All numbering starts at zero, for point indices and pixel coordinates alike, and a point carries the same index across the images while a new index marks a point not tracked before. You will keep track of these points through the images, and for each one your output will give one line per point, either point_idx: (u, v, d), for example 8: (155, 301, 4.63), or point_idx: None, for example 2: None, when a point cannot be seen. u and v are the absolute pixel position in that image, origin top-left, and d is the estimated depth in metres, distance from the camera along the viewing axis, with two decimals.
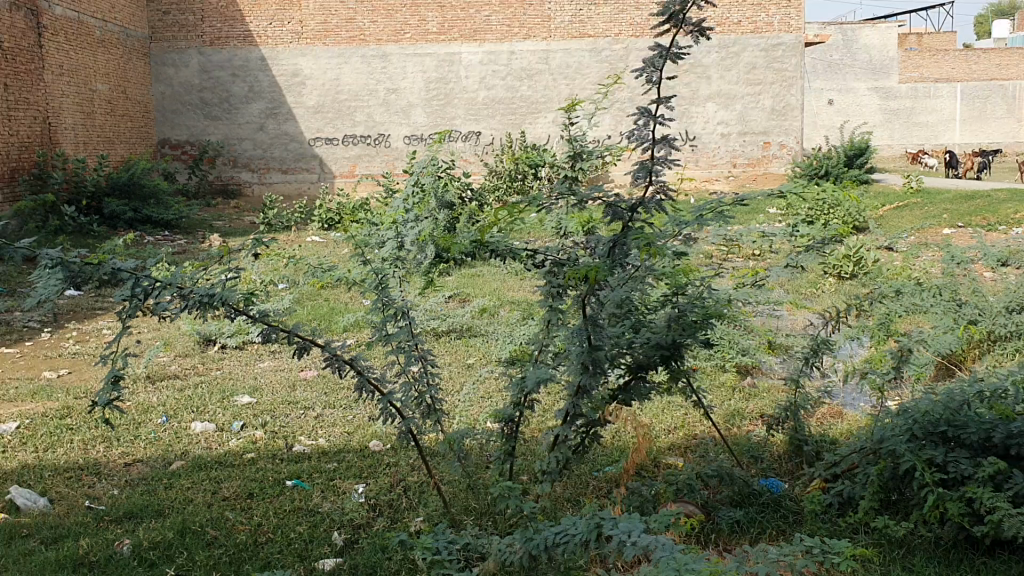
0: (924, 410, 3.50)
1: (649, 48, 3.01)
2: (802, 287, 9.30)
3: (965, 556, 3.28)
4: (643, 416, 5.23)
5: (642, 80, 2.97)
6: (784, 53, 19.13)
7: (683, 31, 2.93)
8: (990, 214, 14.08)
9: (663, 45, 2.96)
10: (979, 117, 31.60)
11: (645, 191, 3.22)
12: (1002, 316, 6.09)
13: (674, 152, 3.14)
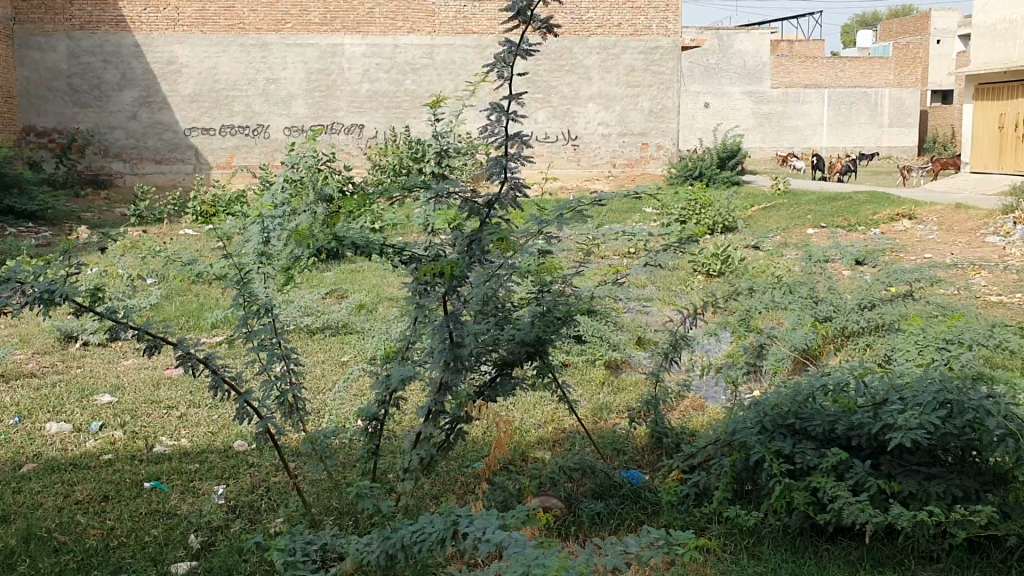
0: (772, 403, 3.67)
1: (499, 45, 3.12)
2: (672, 284, 9.64)
3: (810, 543, 3.45)
4: (513, 411, 5.28)
5: (494, 76, 3.08)
6: (662, 56, 19.61)
7: (532, 29, 3.05)
8: (851, 215, 14.80)
9: (513, 42, 3.07)
10: (844, 123, 33.09)
11: (500, 188, 3.29)
12: (855, 313, 6.42)
13: (527, 149, 3.23)
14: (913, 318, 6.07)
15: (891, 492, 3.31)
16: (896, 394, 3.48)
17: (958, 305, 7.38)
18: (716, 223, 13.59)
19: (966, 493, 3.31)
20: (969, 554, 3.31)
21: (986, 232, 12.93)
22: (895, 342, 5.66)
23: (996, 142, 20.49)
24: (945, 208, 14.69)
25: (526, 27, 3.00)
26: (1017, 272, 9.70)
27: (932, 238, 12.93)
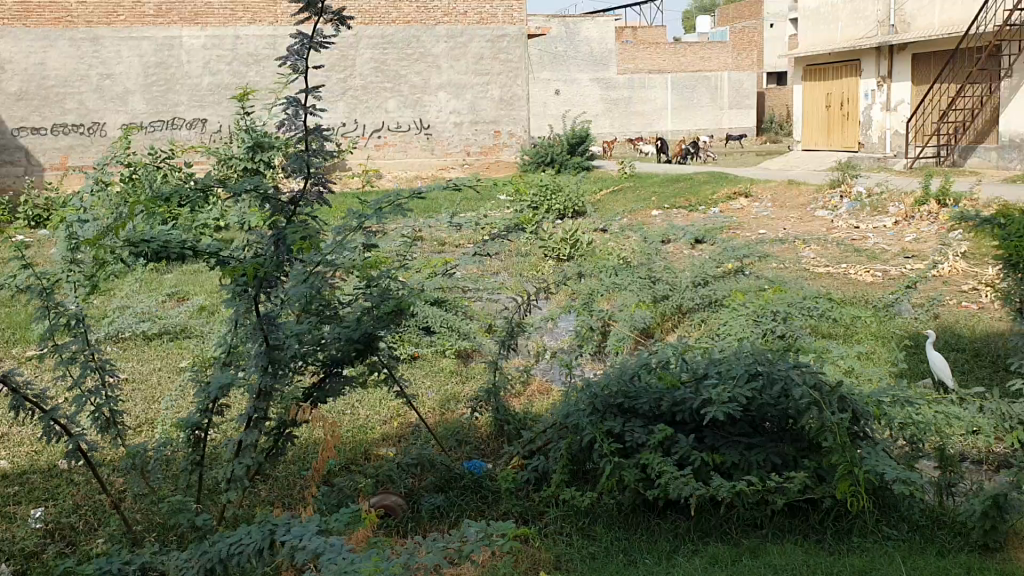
0: (602, 384, 3.75)
1: (291, 37, 3.10)
2: (523, 270, 9.74)
3: (643, 519, 3.56)
4: (357, 410, 5.19)
5: (287, 68, 3.07)
6: (507, 45, 19.75)
7: (323, 20, 3.04)
8: (693, 196, 15.28)
9: (306, 34, 3.06)
10: (687, 107, 34.10)
11: (303, 184, 3.23)
12: (690, 290, 6.66)
13: (327, 140, 3.20)
14: (741, 293, 6.38)
15: (715, 464, 3.46)
16: (715, 368, 3.63)
17: (786, 278, 7.79)
18: (568, 207, 13.81)
19: (784, 460, 3.49)
20: (790, 518, 3.49)
21: (815, 206, 13.63)
22: (724, 317, 5.94)
23: (823, 122, 21.65)
24: (778, 185, 15.38)
25: (319, 20, 3.01)
26: (842, 244, 10.32)
27: (767, 214, 13.53)
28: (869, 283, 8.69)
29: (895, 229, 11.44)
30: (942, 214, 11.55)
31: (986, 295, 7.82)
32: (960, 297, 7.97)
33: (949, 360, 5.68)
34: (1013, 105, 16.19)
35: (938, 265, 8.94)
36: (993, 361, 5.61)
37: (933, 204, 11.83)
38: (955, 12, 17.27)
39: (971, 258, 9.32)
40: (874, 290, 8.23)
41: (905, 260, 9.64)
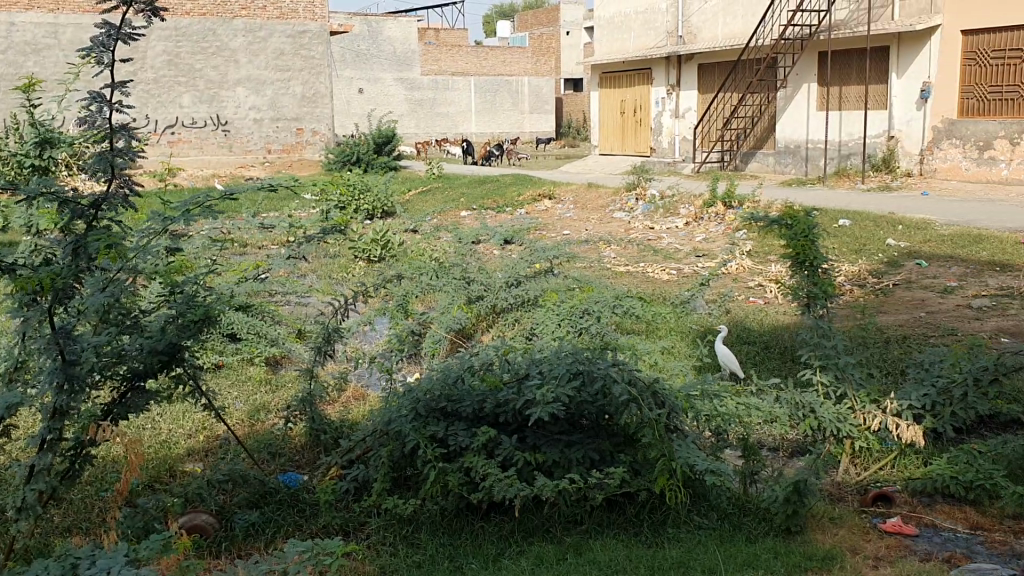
0: (424, 388, 3.70)
1: (95, 26, 2.87)
2: (332, 272, 9.55)
3: (466, 523, 3.54)
4: (159, 424, 4.88)
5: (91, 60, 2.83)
6: (309, 41, 20.91)
7: (133, 10, 2.83)
8: (500, 197, 15.53)
9: (113, 24, 2.84)
10: (489, 110, 34.78)
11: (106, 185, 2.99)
12: (503, 290, 6.73)
13: (134, 138, 2.97)
14: (552, 293, 6.52)
15: (537, 464, 3.49)
16: (536, 368, 3.66)
17: (591, 277, 8.04)
18: (376, 208, 13.71)
19: (602, 456, 3.57)
20: (608, 513, 3.57)
21: (614, 208, 14.15)
22: (537, 317, 6.03)
23: (618, 126, 22.54)
24: (580, 188, 15.86)
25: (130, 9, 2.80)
26: (641, 244, 10.77)
27: (570, 215, 13.92)
28: (666, 281, 9.09)
29: (687, 229, 12.05)
30: (728, 215, 12.28)
31: (770, 290, 8.36)
32: (747, 293, 8.48)
33: (742, 352, 6.02)
34: (788, 113, 17.45)
35: (728, 263, 9.47)
36: (781, 353, 6.00)
37: (720, 206, 12.54)
38: (737, 25, 18.42)
39: (755, 257, 9.95)
40: (671, 288, 8.63)
41: (698, 259, 10.17)
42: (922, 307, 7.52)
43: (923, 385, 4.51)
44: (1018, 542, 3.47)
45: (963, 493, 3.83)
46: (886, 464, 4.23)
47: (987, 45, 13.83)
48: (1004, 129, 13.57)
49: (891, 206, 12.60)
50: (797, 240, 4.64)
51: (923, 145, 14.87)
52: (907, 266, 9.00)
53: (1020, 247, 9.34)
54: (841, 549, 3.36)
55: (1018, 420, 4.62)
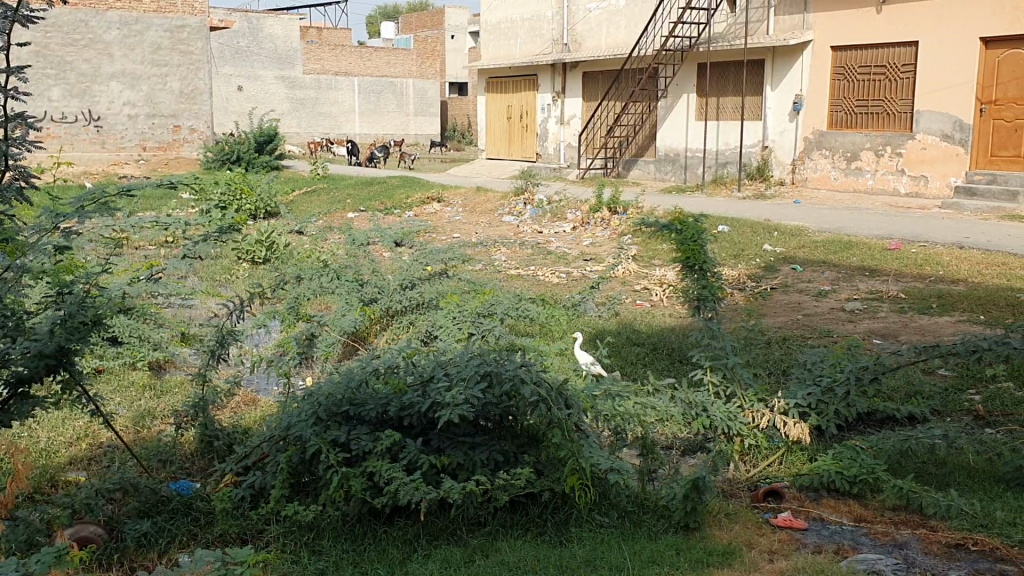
0: (325, 392, 3.63)
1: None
2: (215, 273, 9.30)
3: (369, 528, 3.48)
4: (36, 432, 4.64)
5: None
6: (189, 35, 20.73)
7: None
8: (387, 198, 15.43)
9: (11, 7, 2.68)
10: (373, 111, 34.43)
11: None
12: (397, 292, 6.70)
13: (29, 129, 2.81)
14: (448, 295, 6.53)
15: (442, 467, 3.48)
16: (441, 370, 3.64)
17: (482, 279, 8.08)
18: (258, 208, 13.45)
19: (506, 457, 3.58)
20: (512, 513, 3.58)
21: (502, 212, 14.23)
22: (434, 319, 6.03)
23: (504, 131, 22.72)
24: (467, 191, 15.90)
25: None
26: (531, 247, 10.87)
27: (458, 218, 13.94)
28: (555, 283, 9.19)
29: (574, 234, 12.21)
30: (613, 220, 12.52)
31: (656, 292, 8.56)
32: (635, 296, 8.66)
33: (633, 353, 6.15)
34: (668, 122, 17.94)
35: (615, 266, 9.65)
36: (669, 353, 6.16)
37: (605, 211, 12.77)
38: (620, 34, 18.80)
39: (640, 260, 10.18)
40: (561, 290, 8.74)
41: (585, 262, 10.34)
42: (799, 310, 7.83)
43: (807, 384, 4.71)
44: (900, 532, 3.66)
45: (848, 487, 4.01)
46: (774, 460, 4.39)
47: (853, 61, 14.53)
48: (870, 142, 14.28)
49: (767, 213, 13.10)
50: (687, 245, 4.77)
51: (796, 155, 15.52)
52: (783, 271, 9.37)
53: (887, 253, 9.84)
54: (737, 543, 3.47)
55: (894, 416, 4.88)
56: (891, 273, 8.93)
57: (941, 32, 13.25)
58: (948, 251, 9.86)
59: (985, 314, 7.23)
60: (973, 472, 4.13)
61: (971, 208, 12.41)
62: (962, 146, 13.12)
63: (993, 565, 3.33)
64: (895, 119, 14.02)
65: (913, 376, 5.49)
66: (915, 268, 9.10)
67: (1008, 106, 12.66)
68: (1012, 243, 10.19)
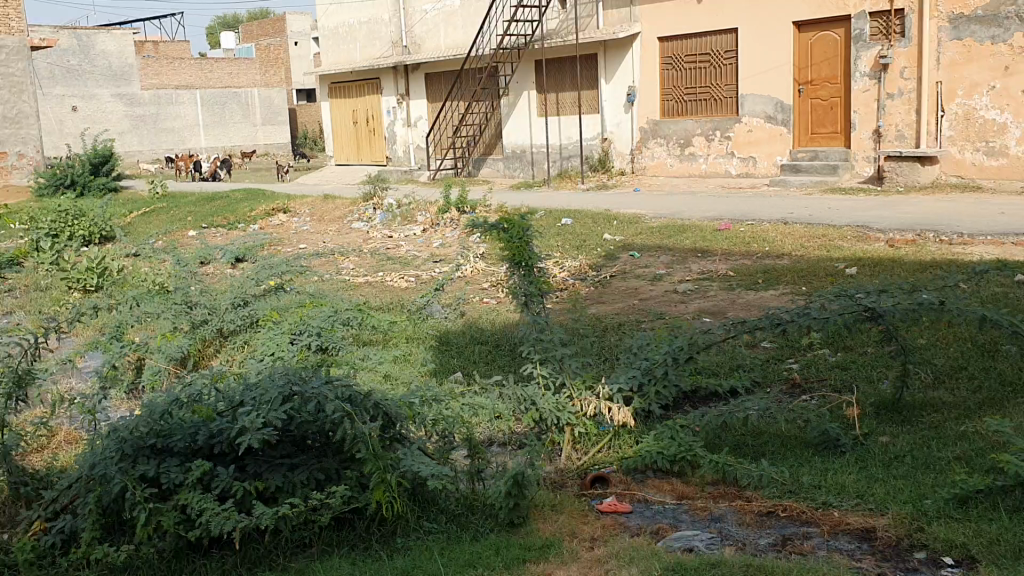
0: (128, 427, 3.46)
1: None
2: (43, 307, 8.80)
3: (187, 563, 3.38)
4: None
5: None
6: (8, 56, 19.59)
7: None
8: (230, 213, 14.98)
9: None
10: (219, 122, 33.26)
11: None
12: (230, 312, 6.52)
13: None
14: (278, 312, 6.42)
15: (257, 491, 3.40)
16: (249, 395, 3.53)
17: (321, 290, 7.94)
18: (92, 233, 12.78)
19: (326, 475, 3.53)
20: (336, 531, 3.53)
21: (351, 219, 14.03)
22: (261, 340, 5.91)
23: (351, 137, 22.50)
24: (314, 200, 15.66)
25: None
26: (376, 255, 10.77)
27: (305, 228, 13.69)
28: (402, 288, 9.14)
29: (423, 236, 12.18)
30: (462, 219, 12.57)
31: (500, 290, 8.61)
32: (480, 294, 8.69)
33: (473, 352, 6.16)
34: (511, 120, 18.12)
35: (462, 267, 9.64)
36: (509, 349, 6.19)
37: (455, 212, 12.82)
38: (457, 34, 18.86)
39: (487, 257, 10.23)
40: (406, 295, 8.69)
41: (433, 264, 10.30)
42: (636, 295, 8.03)
43: (631, 367, 4.79)
44: (716, 506, 3.79)
45: (669, 466, 4.12)
46: (603, 446, 4.46)
47: (680, 51, 15.03)
48: (700, 128, 14.78)
49: (608, 203, 13.39)
50: (513, 242, 4.77)
51: (633, 145, 15.92)
52: (622, 258, 9.58)
53: (718, 234, 10.21)
54: (559, 535, 3.51)
55: (716, 392, 5.07)
56: (721, 253, 9.28)
57: (754, 18, 13.88)
58: (774, 227, 10.31)
59: (806, 285, 7.58)
60: (786, 440, 4.34)
61: (796, 184, 13.00)
62: (784, 126, 13.74)
63: (798, 529, 3.50)
64: (721, 104, 14.56)
65: (734, 352, 5.70)
66: (743, 246, 9.48)
67: (823, 85, 13.32)
68: (832, 215, 10.74)
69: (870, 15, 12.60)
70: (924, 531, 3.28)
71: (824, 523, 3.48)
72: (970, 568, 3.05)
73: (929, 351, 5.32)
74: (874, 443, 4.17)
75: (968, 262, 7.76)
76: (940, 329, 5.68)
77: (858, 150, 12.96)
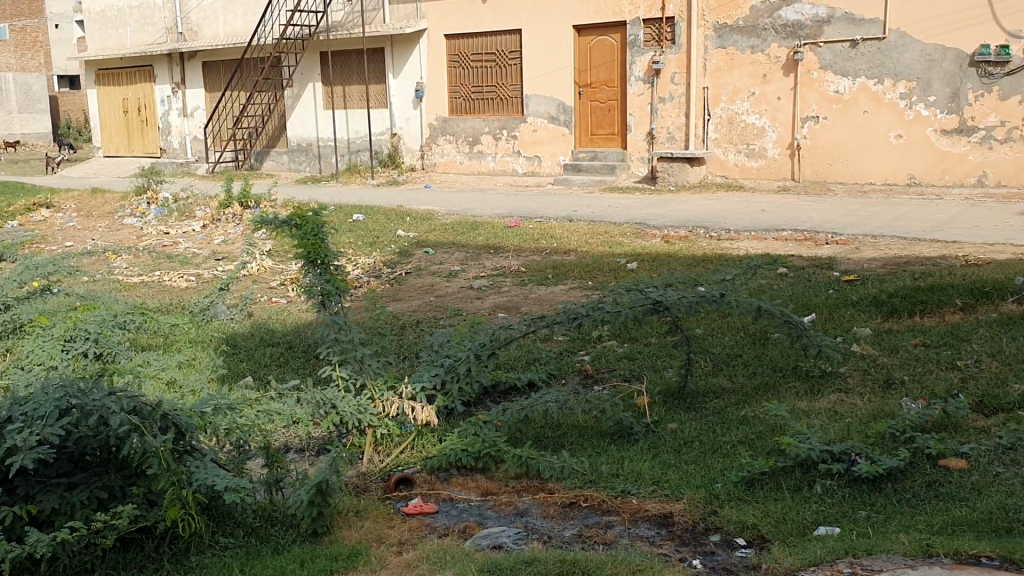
0: None
1: None
2: None
3: None
4: None
5: None
6: None
7: None
8: None
9: None
10: None
11: None
12: None
13: None
14: (45, 317, 5.91)
15: (30, 516, 3.10)
16: (19, 410, 3.20)
17: (93, 291, 7.36)
18: None
19: (110, 493, 3.27)
20: (122, 553, 3.28)
21: (124, 214, 13.15)
22: (26, 347, 5.41)
23: (121, 126, 21.10)
24: (82, 194, 14.58)
25: None
26: (153, 253, 10.15)
27: (72, 225, 12.70)
28: (183, 288, 8.65)
29: (205, 233, 11.61)
30: (246, 215, 12.07)
31: (291, 289, 8.34)
32: (269, 293, 8.38)
33: (265, 355, 5.93)
34: (296, 114, 17.63)
35: (248, 265, 9.24)
36: (303, 350, 6.01)
37: (237, 207, 12.28)
38: (237, 23, 18.12)
39: (276, 255, 9.89)
40: (190, 296, 8.24)
41: (216, 263, 9.82)
42: (431, 292, 8.01)
43: (433, 364, 4.77)
44: (520, 500, 3.83)
45: (473, 463, 4.13)
46: (405, 447, 4.40)
47: (466, 49, 15.16)
48: (487, 126, 14.97)
49: (399, 199, 13.32)
50: (307, 240, 4.56)
51: (422, 142, 15.91)
52: (416, 255, 9.53)
53: (509, 231, 10.36)
54: (366, 542, 3.43)
55: (515, 387, 5.14)
56: (512, 249, 9.43)
57: (537, 20, 14.22)
58: (561, 224, 10.61)
59: (594, 280, 7.84)
60: (584, 431, 4.46)
61: (578, 183, 13.45)
62: (565, 127, 14.18)
63: (600, 519, 3.59)
64: (506, 104, 14.83)
65: (530, 347, 5.80)
66: (533, 242, 9.67)
67: (602, 88, 13.86)
68: (614, 212, 11.19)
69: (644, 21, 13.23)
70: (717, 514, 3.45)
71: (624, 511, 3.59)
72: (761, 547, 3.24)
73: (708, 341, 5.63)
74: (665, 430, 4.36)
75: (738, 256, 8.29)
76: (717, 319, 6.03)
77: (633, 151, 13.60)
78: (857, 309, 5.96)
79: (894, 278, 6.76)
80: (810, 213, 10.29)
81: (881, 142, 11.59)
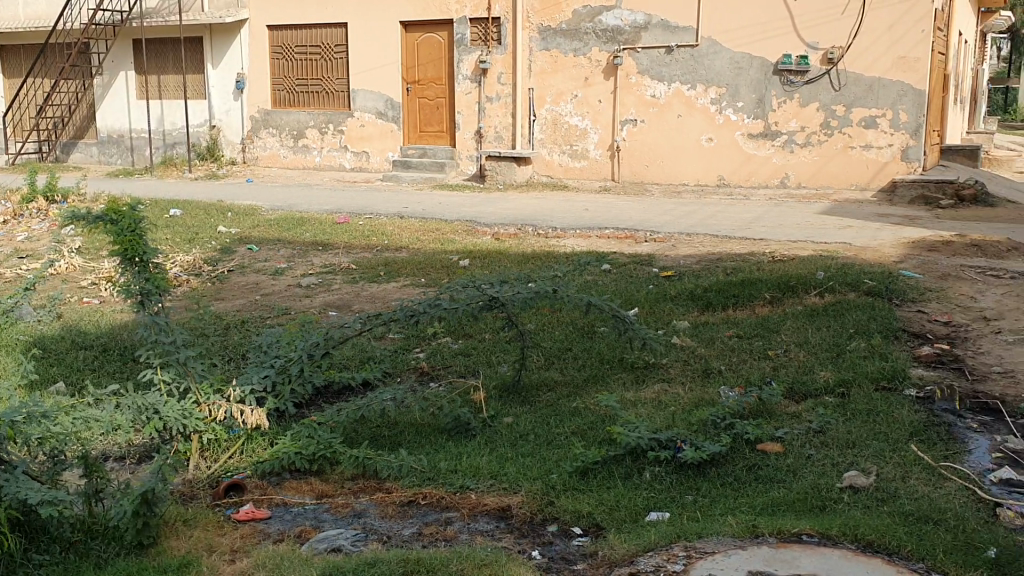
0: None
1: None
2: None
3: None
4: None
5: None
6: None
7: None
8: None
9: None
10: None
11: None
12: None
13: None
14: None
15: None
16: None
17: None
18: None
19: None
20: None
21: None
22: None
23: None
24: None
25: None
26: None
27: None
28: None
29: (4, 229, 10.78)
30: (52, 211, 11.31)
31: (104, 289, 7.87)
32: (80, 293, 7.87)
33: (77, 358, 5.57)
34: (106, 103, 16.63)
35: (54, 263, 8.65)
36: (120, 353, 5.69)
37: (42, 202, 11.51)
38: (38, 5, 16.95)
39: (86, 253, 9.32)
40: None
41: (18, 262, 9.13)
42: (256, 290, 7.77)
43: (263, 365, 4.63)
44: (357, 501, 3.78)
45: (307, 466, 4.04)
46: (235, 452, 4.25)
47: (290, 41, 14.79)
48: (313, 120, 14.65)
49: (220, 194, 12.84)
50: (123, 237, 3.97)
51: (244, 135, 15.40)
52: (239, 252, 9.21)
53: (337, 228, 10.20)
54: (196, 552, 3.30)
55: (348, 386, 5.08)
56: (341, 246, 9.28)
57: (363, 15, 14.06)
58: (390, 221, 10.52)
59: (425, 277, 7.83)
60: (419, 428, 4.46)
61: (407, 180, 13.41)
62: (394, 123, 14.07)
63: (439, 515, 3.59)
64: (332, 98, 14.56)
65: (363, 345, 5.73)
66: (362, 239, 9.55)
67: (429, 85, 13.86)
68: (442, 210, 11.21)
69: (471, 21, 13.34)
70: (553, 505, 3.53)
71: (463, 507, 3.61)
72: (596, 535, 3.34)
73: (539, 335, 5.75)
74: (500, 424, 4.41)
75: (564, 253, 8.50)
76: (546, 314, 6.16)
77: (462, 149, 13.70)
78: (675, 303, 6.23)
79: (709, 274, 7.12)
80: (631, 212, 10.68)
81: (694, 144, 12.16)
